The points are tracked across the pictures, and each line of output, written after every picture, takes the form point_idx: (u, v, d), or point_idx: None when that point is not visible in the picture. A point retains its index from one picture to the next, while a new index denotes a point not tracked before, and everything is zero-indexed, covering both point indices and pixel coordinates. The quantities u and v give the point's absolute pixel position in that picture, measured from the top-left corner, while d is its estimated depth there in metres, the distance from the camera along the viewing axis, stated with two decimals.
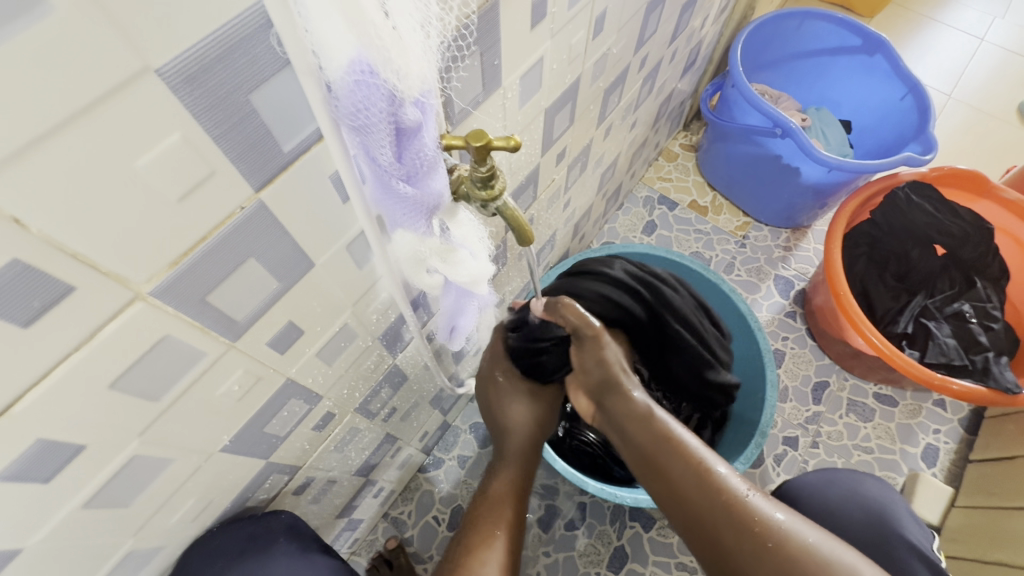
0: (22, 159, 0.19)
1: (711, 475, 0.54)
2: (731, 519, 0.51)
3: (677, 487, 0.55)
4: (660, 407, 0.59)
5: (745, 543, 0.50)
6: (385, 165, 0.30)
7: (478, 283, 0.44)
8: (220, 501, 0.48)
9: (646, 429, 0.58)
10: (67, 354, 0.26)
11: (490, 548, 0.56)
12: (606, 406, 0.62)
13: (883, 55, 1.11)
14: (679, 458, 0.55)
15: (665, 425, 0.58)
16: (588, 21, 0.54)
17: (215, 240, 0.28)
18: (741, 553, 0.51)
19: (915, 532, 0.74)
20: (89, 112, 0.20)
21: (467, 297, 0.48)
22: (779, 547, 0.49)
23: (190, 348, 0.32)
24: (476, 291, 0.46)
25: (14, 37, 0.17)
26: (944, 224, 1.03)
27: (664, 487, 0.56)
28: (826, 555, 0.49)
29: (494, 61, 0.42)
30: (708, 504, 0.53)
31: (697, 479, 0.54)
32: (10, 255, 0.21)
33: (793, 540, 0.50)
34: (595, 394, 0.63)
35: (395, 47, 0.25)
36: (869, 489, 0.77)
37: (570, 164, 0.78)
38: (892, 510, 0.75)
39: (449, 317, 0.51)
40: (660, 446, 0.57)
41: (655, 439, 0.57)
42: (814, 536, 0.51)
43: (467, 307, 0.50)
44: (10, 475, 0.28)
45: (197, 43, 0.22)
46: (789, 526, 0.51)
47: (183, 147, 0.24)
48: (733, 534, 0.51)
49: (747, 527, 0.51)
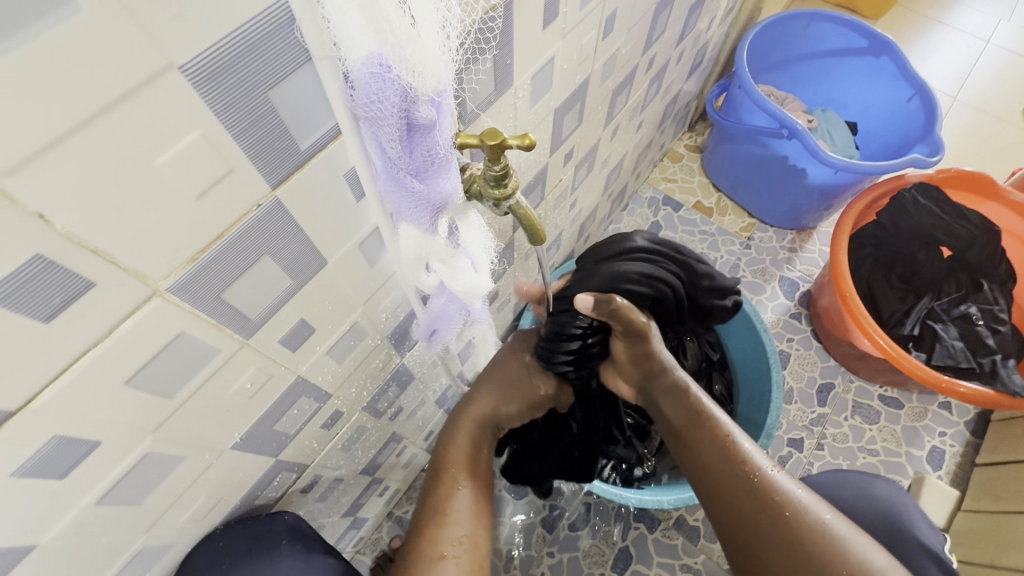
0: (46, 155, 0.19)
1: (737, 449, 0.54)
2: (751, 489, 0.52)
3: (703, 456, 0.55)
4: (696, 384, 0.60)
5: (764, 514, 0.50)
6: (394, 158, 0.30)
7: (474, 297, 0.43)
8: (229, 499, 0.48)
9: (679, 404, 0.59)
10: (85, 351, 0.26)
11: (451, 524, 0.58)
12: (640, 381, 0.64)
13: (890, 56, 1.11)
14: (708, 429, 0.56)
15: (696, 399, 0.59)
16: (598, 21, 0.54)
17: (231, 237, 0.29)
18: (756, 522, 0.50)
19: (928, 534, 0.73)
20: (114, 108, 0.20)
21: (458, 303, 0.49)
22: (796, 519, 0.49)
23: (204, 345, 0.32)
24: (470, 303, 0.45)
25: (41, 34, 0.17)
26: (951, 226, 1.02)
27: (689, 458, 0.56)
28: (840, 534, 0.49)
29: (507, 61, 0.42)
30: (732, 473, 0.53)
31: (723, 452, 0.54)
32: (33, 251, 0.21)
33: (810, 516, 0.50)
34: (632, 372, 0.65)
35: (412, 45, 0.25)
36: (879, 491, 0.77)
37: (577, 164, 0.78)
38: (903, 512, 0.75)
39: (433, 320, 0.51)
40: (692, 417, 0.58)
41: (688, 412, 0.58)
42: (832, 516, 0.50)
43: (453, 314, 0.50)
44: (27, 471, 0.28)
45: (218, 40, 0.22)
46: (806, 503, 0.51)
47: (203, 144, 0.24)
48: (753, 504, 0.51)
49: (766, 497, 0.51)
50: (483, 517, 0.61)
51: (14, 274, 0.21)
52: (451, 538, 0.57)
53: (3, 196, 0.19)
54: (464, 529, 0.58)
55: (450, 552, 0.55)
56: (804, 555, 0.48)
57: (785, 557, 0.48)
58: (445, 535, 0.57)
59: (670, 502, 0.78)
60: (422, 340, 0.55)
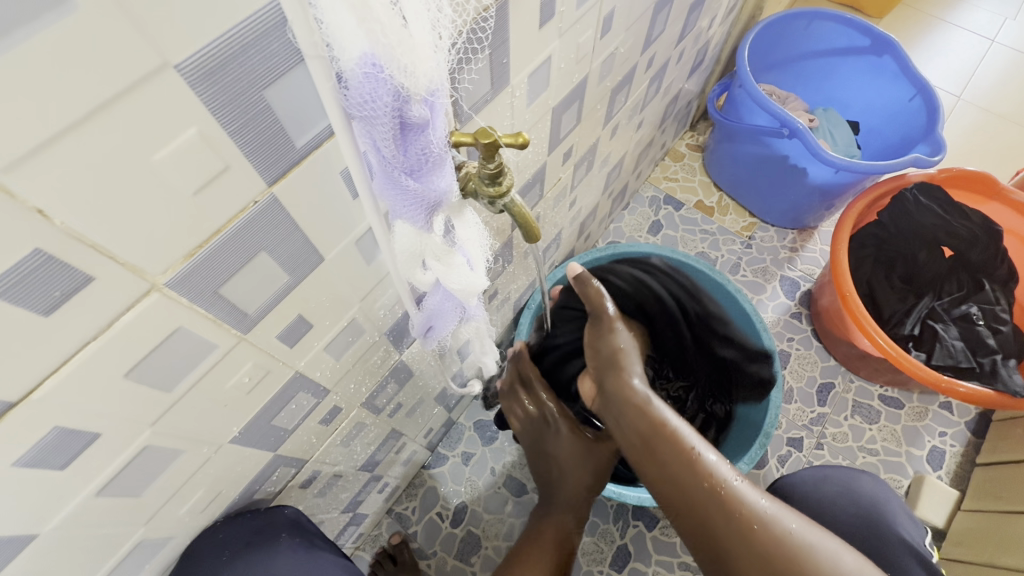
0: (46, 150, 0.20)
1: (701, 463, 0.54)
2: (717, 503, 0.51)
3: (668, 472, 0.55)
4: (658, 397, 0.60)
5: (733, 528, 0.50)
6: (388, 156, 0.31)
7: (470, 294, 0.44)
8: (228, 492, 0.48)
9: (642, 417, 0.59)
10: (84, 344, 0.26)
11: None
12: (605, 389, 0.64)
13: (892, 55, 1.10)
14: (672, 443, 0.56)
15: (659, 412, 0.58)
16: (596, 20, 0.54)
17: (228, 233, 0.29)
18: (725, 537, 0.50)
19: (909, 528, 0.74)
20: (109, 107, 0.21)
21: (454, 301, 0.49)
22: (762, 531, 0.49)
23: (202, 340, 0.33)
24: (465, 301, 0.46)
25: (41, 31, 0.18)
26: (952, 225, 1.02)
27: (656, 474, 0.56)
28: (807, 544, 0.48)
29: (503, 60, 0.42)
30: (695, 488, 0.53)
31: (688, 467, 0.54)
32: (32, 245, 0.22)
33: (777, 527, 0.49)
34: (598, 375, 0.66)
35: (403, 45, 0.25)
36: (863, 487, 0.77)
37: (577, 163, 0.78)
38: (885, 509, 0.75)
39: (428, 317, 0.51)
40: (655, 431, 0.57)
41: (650, 426, 0.58)
42: (799, 524, 0.50)
43: (450, 311, 0.50)
44: (28, 462, 0.28)
45: (213, 39, 0.22)
46: (772, 514, 0.50)
47: (200, 141, 0.24)
48: (722, 519, 0.51)
49: (732, 512, 0.51)
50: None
51: (14, 269, 0.22)
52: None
53: (3, 191, 0.20)
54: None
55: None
56: (773, 568, 0.47)
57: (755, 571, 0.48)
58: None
59: None
60: (418, 338, 0.55)
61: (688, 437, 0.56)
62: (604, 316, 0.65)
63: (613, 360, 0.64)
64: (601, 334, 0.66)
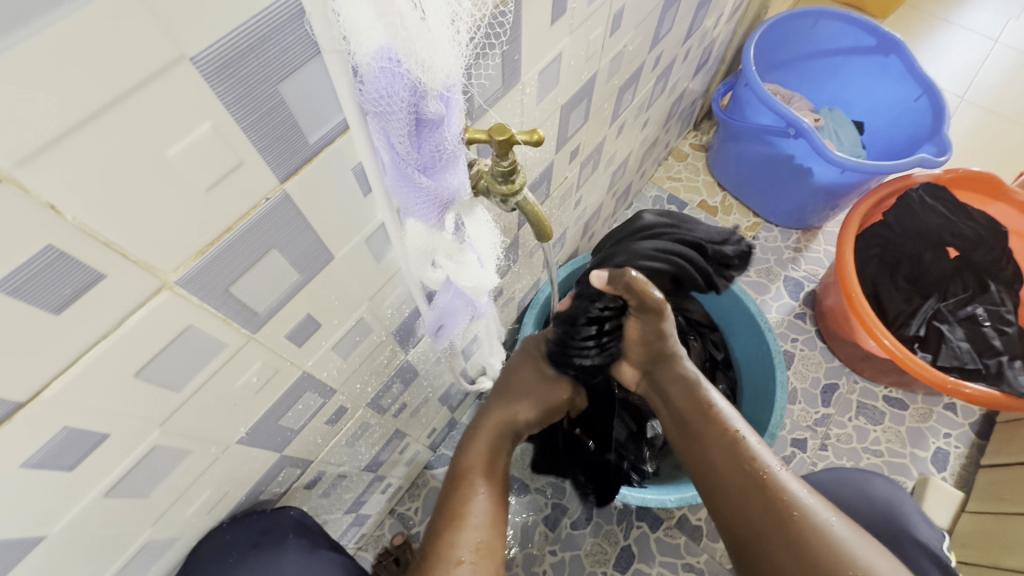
0: (62, 144, 0.19)
1: (742, 445, 0.54)
2: (756, 486, 0.51)
3: (708, 452, 0.56)
4: (706, 381, 0.61)
5: (770, 513, 0.50)
6: (402, 153, 0.30)
7: (480, 292, 0.43)
8: (234, 493, 0.48)
9: (689, 397, 0.60)
10: (94, 343, 0.26)
11: (468, 528, 0.54)
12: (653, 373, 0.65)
13: (898, 55, 1.10)
14: (716, 425, 0.56)
15: (706, 394, 0.59)
16: (606, 17, 0.53)
17: (240, 230, 0.29)
18: (762, 521, 0.50)
19: (924, 530, 0.73)
20: (124, 100, 0.20)
21: (465, 298, 0.48)
22: (800, 519, 0.48)
23: (212, 339, 0.32)
24: (475, 298, 0.45)
25: (56, 22, 0.17)
26: (957, 226, 1.02)
27: (697, 453, 0.57)
28: (845, 538, 0.47)
29: (515, 57, 0.42)
30: (735, 470, 0.53)
31: (729, 447, 0.54)
32: (44, 242, 0.21)
33: (817, 517, 0.49)
34: (643, 364, 0.66)
35: (421, 40, 0.24)
36: (877, 490, 0.77)
37: (583, 162, 0.78)
38: (902, 512, 0.74)
39: (439, 316, 0.50)
40: (699, 411, 0.59)
41: (696, 407, 0.59)
42: (839, 520, 0.49)
43: (461, 309, 0.50)
44: (36, 463, 0.28)
45: (231, 31, 0.22)
46: (813, 505, 0.50)
47: (213, 136, 0.24)
48: (759, 502, 0.51)
49: (770, 496, 0.50)
50: (503, 518, 0.57)
51: (26, 265, 0.21)
52: (467, 543, 0.53)
53: (15, 185, 0.19)
54: (480, 535, 0.54)
55: (466, 556, 0.52)
56: (808, 557, 0.46)
57: (789, 558, 0.47)
58: (460, 540, 0.53)
59: (674, 502, 0.79)
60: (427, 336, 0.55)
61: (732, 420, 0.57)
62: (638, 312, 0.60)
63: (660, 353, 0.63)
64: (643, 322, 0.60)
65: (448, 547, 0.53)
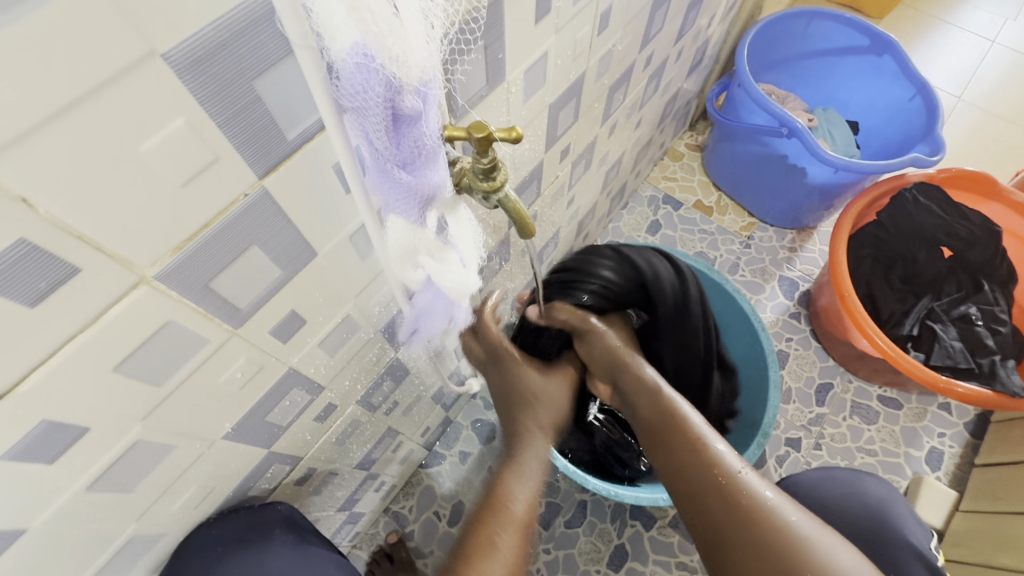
0: (32, 138, 0.20)
1: (708, 450, 0.54)
2: (721, 490, 0.51)
3: (676, 459, 0.55)
4: (672, 389, 0.61)
5: (729, 513, 0.50)
6: (381, 149, 0.30)
7: (462, 294, 0.44)
8: (221, 489, 0.48)
9: (654, 406, 0.61)
10: (72, 336, 0.26)
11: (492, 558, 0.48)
12: (619, 385, 0.67)
13: (892, 55, 1.10)
14: (679, 431, 0.57)
15: (671, 401, 0.59)
16: (593, 16, 0.54)
17: (218, 225, 0.29)
18: (722, 521, 0.50)
19: (914, 529, 0.73)
20: (96, 94, 0.20)
21: (445, 300, 0.48)
22: (762, 519, 0.48)
23: (192, 334, 0.32)
24: (457, 301, 0.46)
25: (21, 19, 0.17)
26: (951, 226, 1.02)
27: (663, 458, 0.57)
28: (805, 536, 0.47)
29: (498, 55, 0.42)
30: (697, 472, 0.53)
31: (693, 451, 0.55)
32: (17, 235, 0.21)
33: (776, 516, 0.49)
34: (610, 374, 0.68)
35: (394, 34, 0.25)
36: (869, 488, 0.77)
37: (574, 161, 0.78)
38: (891, 510, 0.75)
39: (417, 316, 0.51)
40: (667, 419, 0.59)
41: (662, 413, 0.59)
42: (800, 518, 0.49)
43: (440, 310, 0.50)
44: (16, 455, 0.28)
45: (203, 28, 0.22)
46: (774, 505, 0.50)
47: (188, 132, 0.24)
48: (719, 503, 0.51)
49: (734, 497, 0.50)
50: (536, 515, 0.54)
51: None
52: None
53: None
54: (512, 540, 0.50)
55: None
56: (768, 557, 0.46)
57: (747, 557, 0.47)
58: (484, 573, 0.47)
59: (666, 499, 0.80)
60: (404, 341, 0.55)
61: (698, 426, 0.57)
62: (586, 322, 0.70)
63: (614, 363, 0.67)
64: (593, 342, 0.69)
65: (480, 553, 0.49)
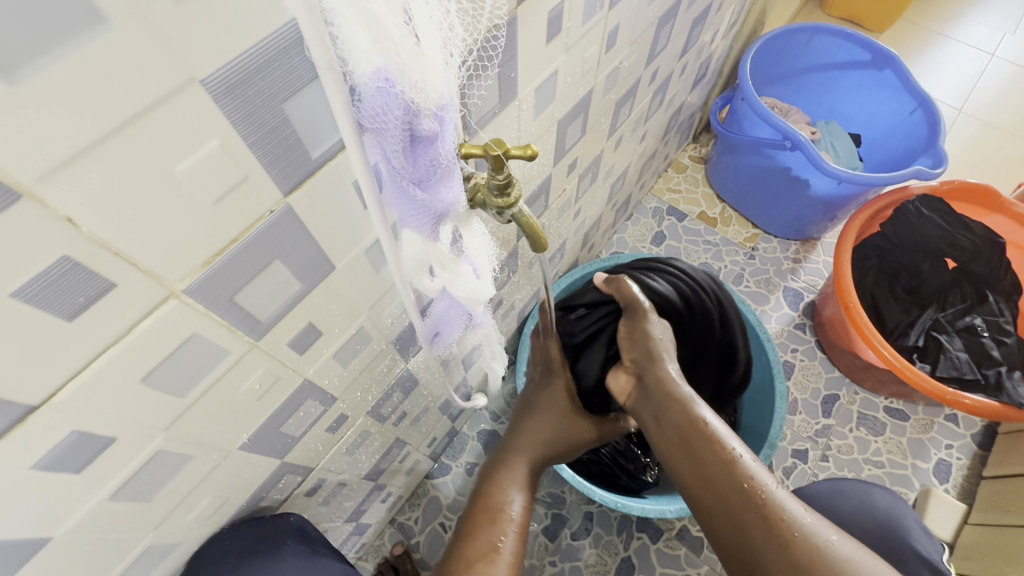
0: (76, 163, 0.21)
1: (739, 466, 0.54)
2: (756, 508, 0.51)
3: (705, 475, 0.55)
4: (698, 397, 0.59)
5: (770, 533, 0.50)
6: (399, 168, 0.31)
7: (476, 302, 0.45)
8: (235, 499, 0.48)
9: (684, 415, 0.58)
10: (104, 349, 0.27)
11: (500, 558, 0.54)
12: (646, 381, 0.62)
13: (893, 69, 1.12)
14: (709, 444, 0.56)
15: (701, 412, 0.58)
16: (601, 35, 0.55)
17: (244, 242, 0.30)
18: (764, 542, 0.50)
19: (927, 544, 0.73)
20: (140, 119, 0.21)
21: (460, 307, 0.50)
22: (805, 541, 0.49)
23: (215, 347, 0.33)
24: (473, 308, 0.47)
25: (76, 50, 0.18)
26: (955, 237, 1.03)
27: (692, 471, 0.56)
28: (845, 554, 0.48)
29: (511, 74, 0.44)
30: (733, 490, 0.53)
31: (726, 467, 0.54)
32: (60, 252, 0.22)
33: (817, 537, 0.49)
34: (637, 367, 0.64)
35: (415, 62, 0.26)
36: (878, 502, 0.76)
37: (581, 174, 0.79)
38: (902, 524, 0.74)
39: (435, 322, 0.52)
40: (695, 431, 0.57)
41: (689, 424, 0.57)
42: (838, 537, 0.50)
43: (456, 317, 0.51)
44: (46, 465, 0.28)
45: (237, 54, 0.23)
46: (812, 524, 0.50)
47: (221, 154, 0.25)
48: (759, 522, 0.51)
49: (774, 518, 0.51)
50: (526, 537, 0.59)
51: (43, 274, 0.22)
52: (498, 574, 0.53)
53: (35, 200, 0.20)
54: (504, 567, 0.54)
55: None
56: None
57: None
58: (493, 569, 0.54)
59: (672, 512, 0.80)
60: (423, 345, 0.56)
61: (727, 440, 0.56)
62: (641, 308, 0.65)
63: (652, 352, 0.63)
64: (636, 325, 0.65)
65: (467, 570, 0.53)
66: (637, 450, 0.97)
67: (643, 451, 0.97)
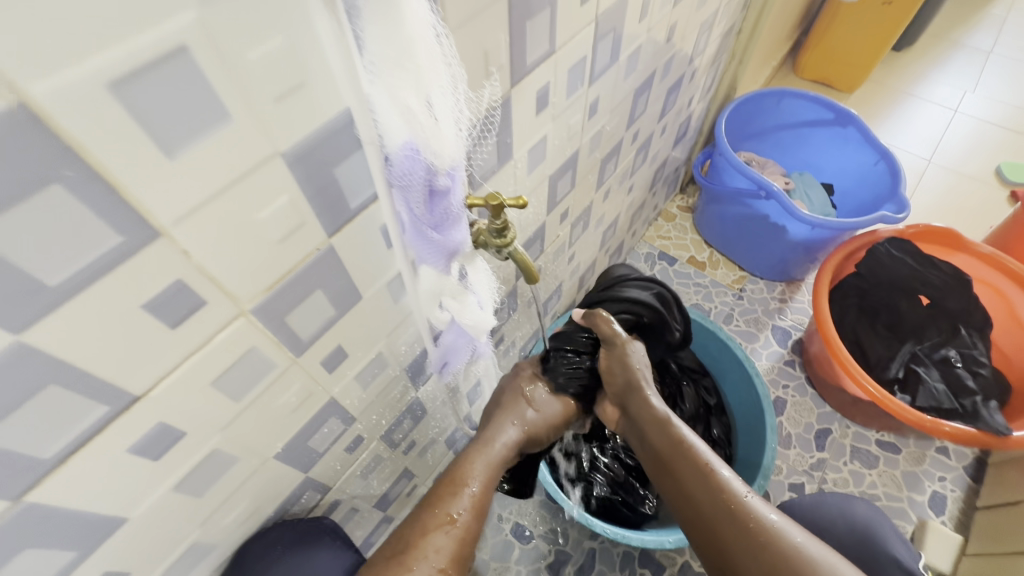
0: (198, 211, 0.29)
1: (715, 478, 0.60)
2: (729, 517, 0.57)
3: (685, 488, 0.61)
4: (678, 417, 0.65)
5: (740, 538, 0.56)
6: (418, 215, 0.40)
7: (479, 330, 0.53)
8: (266, 507, 0.54)
9: (662, 433, 0.65)
10: (191, 353, 0.34)
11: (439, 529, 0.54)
12: (629, 409, 0.69)
13: (855, 126, 1.24)
14: (686, 457, 0.62)
15: (678, 431, 0.64)
16: (583, 105, 0.66)
17: (298, 272, 0.38)
18: (737, 547, 0.56)
19: (901, 548, 0.76)
20: (242, 179, 0.30)
21: (466, 337, 0.58)
22: (772, 544, 0.54)
23: (266, 359, 0.41)
24: (476, 336, 0.55)
25: (212, 136, 0.27)
26: (926, 276, 1.10)
27: (674, 486, 0.63)
28: (812, 555, 0.53)
29: (507, 140, 0.53)
30: (708, 501, 0.59)
31: (702, 480, 0.60)
32: (176, 277, 0.30)
33: (784, 540, 0.55)
34: (619, 399, 0.71)
35: (434, 135, 0.35)
36: (857, 511, 0.80)
37: (573, 223, 0.89)
38: (878, 531, 0.78)
39: (444, 353, 0.59)
40: (671, 449, 0.63)
41: (669, 444, 0.64)
42: (805, 539, 0.55)
43: (462, 347, 0.59)
44: (135, 450, 0.35)
45: (306, 135, 0.32)
46: (780, 527, 0.56)
47: (288, 206, 0.34)
48: (731, 530, 0.57)
49: (744, 524, 0.56)
50: (487, 514, 0.58)
51: (163, 292, 0.30)
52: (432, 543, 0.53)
53: (169, 238, 0.29)
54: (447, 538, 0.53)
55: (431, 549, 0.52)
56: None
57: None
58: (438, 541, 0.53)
59: (670, 542, 0.83)
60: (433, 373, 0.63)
61: (703, 453, 0.62)
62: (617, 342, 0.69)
63: (631, 383, 0.68)
64: (614, 359, 0.70)
65: (422, 556, 0.51)
66: (636, 483, 1.00)
67: (641, 484, 1.00)
